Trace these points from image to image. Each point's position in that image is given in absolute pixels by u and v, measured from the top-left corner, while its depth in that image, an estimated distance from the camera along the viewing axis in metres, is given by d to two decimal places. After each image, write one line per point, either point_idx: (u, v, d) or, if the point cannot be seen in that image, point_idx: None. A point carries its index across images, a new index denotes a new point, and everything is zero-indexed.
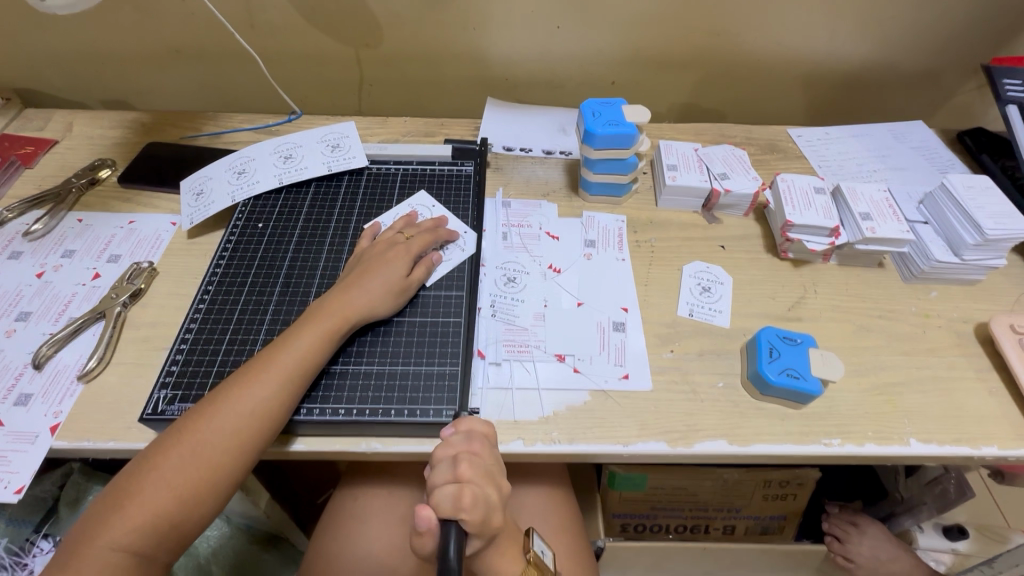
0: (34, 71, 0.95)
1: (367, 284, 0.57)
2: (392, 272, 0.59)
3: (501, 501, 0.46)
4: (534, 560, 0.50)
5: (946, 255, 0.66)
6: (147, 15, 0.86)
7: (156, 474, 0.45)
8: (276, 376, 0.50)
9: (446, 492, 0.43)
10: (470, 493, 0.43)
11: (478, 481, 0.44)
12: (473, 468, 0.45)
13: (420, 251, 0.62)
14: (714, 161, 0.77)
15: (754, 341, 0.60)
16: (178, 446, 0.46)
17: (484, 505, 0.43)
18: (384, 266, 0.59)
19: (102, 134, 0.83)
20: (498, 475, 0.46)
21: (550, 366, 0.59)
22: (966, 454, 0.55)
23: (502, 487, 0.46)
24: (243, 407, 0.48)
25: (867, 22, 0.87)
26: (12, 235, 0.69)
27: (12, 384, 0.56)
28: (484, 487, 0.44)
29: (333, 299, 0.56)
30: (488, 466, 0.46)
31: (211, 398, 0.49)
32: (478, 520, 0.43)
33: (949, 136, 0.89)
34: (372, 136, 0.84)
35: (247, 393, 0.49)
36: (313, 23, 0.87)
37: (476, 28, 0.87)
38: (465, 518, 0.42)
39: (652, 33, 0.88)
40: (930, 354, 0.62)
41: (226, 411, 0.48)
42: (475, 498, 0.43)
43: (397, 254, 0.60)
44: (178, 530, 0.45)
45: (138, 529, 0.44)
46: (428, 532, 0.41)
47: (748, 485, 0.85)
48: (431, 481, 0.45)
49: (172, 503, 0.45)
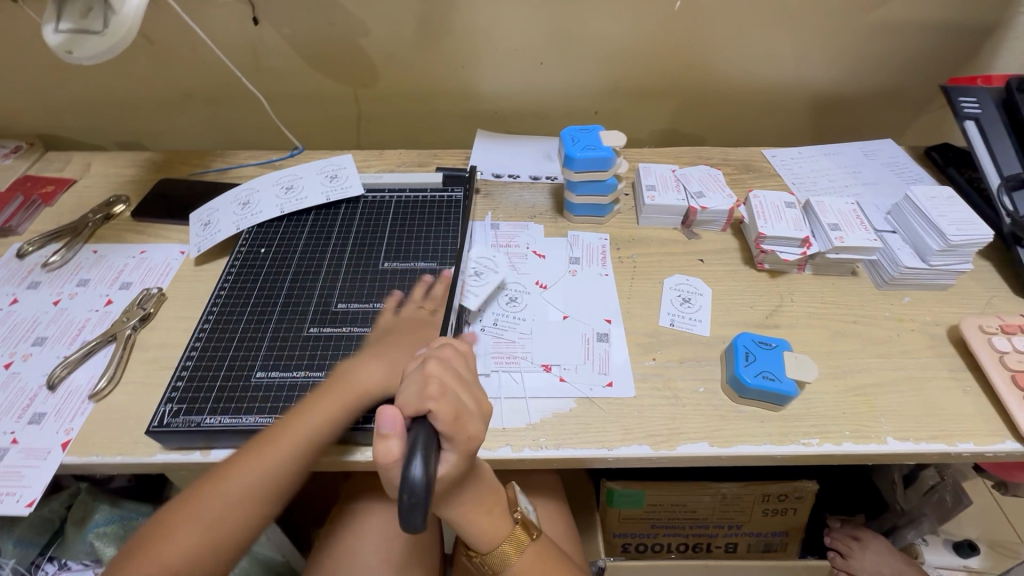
0: (58, 118, 1.02)
1: (392, 360, 0.58)
2: (413, 348, 0.59)
3: (477, 410, 0.40)
4: (521, 519, 0.52)
5: (914, 261, 0.69)
6: (161, 63, 0.94)
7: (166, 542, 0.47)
8: (281, 447, 0.51)
9: (412, 393, 0.38)
10: (436, 385, 0.39)
11: (448, 380, 0.40)
12: (442, 370, 0.41)
13: (447, 327, 0.62)
14: (691, 181, 0.81)
15: (732, 347, 0.62)
16: (182, 517, 0.48)
17: (454, 399, 0.39)
18: (410, 343, 0.60)
19: (117, 172, 0.89)
20: (474, 382, 0.42)
21: (537, 376, 0.62)
22: (942, 450, 0.56)
23: (478, 394, 0.41)
24: (246, 478, 0.50)
25: (831, 48, 0.93)
26: (32, 267, 0.73)
27: (27, 404, 0.59)
28: (455, 387, 0.40)
29: (340, 374, 0.56)
30: (460, 373, 0.42)
31: (228, 466, 0.51)
32: (448, 412, 0.38)
33: (917, 152, 0.94)
34: (369, 167, 0.90)
35: (255, 461, 0.51)
36: (314, 66, 0.94)
37: (466, 66, 0.94)
38: (432, 410, 0.37)
39: (629, 65, 0.94)
40: (904, 356, 0.64)
41: (234, 477, 0.50)
42: (445, 391, 0.39)
43: (411, 336, 0.61)
44: None
45: None
46: (393, 432, 0.36)
47: (747, 501, 0.87)
48: (399, 396, 0.40)
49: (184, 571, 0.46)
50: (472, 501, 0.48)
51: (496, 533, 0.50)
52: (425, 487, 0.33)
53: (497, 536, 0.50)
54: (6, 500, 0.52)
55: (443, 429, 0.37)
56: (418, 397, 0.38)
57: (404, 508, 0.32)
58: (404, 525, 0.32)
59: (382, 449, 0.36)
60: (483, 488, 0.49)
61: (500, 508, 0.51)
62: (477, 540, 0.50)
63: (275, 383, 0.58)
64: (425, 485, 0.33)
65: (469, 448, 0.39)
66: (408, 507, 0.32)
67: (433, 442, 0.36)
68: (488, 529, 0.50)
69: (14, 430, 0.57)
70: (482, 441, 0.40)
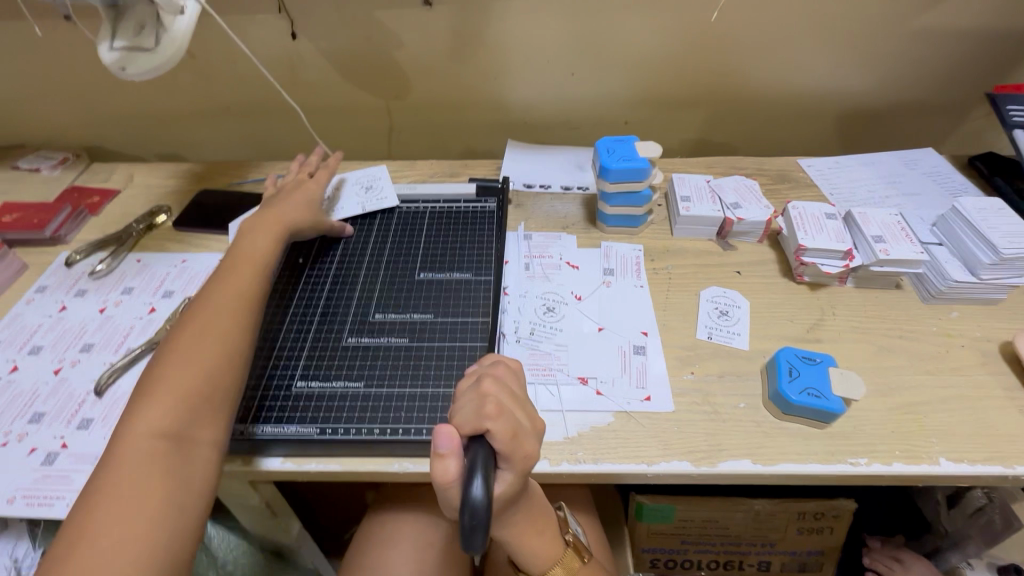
0: (102, 130, 1.06)
1: (263, 235, 0.67)
2: (301, 203, 0.73)
3: (531, 428, 0.40)
4: (573, 542, 0.52)
5: (962, 275, 0.67)
6: (201, 77, 0.96)
7: (135, 452, 0.45)
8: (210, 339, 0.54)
9: (469, 411, 0.38)
10: (493, 404, 0.38)
11: (504, 400, 0.39)
12: (497, 388, 0.40)
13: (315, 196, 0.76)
14: (726, 191, 0.80)
15: (773, 361, 0.61)
16: (152, 421, 0.47)
17: (510, 417, 0.38)
18: (291, 199, 0.73)
19: (159, 183, 0.91)
20: (527, 400, 0.41)
21: (573, 389, 0.61)
22: (999, 472, 0.54)
23: (532, 413, 0.40)
24: (198, 375, 0.51)
25: (869, 56, 0.91)
26: (79, 275, 0.76)
27: (76, 410, 0.60)
28: (510, 405, 0.39)
29: (234, 252, 0.64)
30: (515, 391, 0.41)
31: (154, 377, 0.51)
32: (506, 432, 0.37)
33: (960, 161, 0.91)
34: (401, 178, 0.90)
35: (191, 360, 0.52)
36: (348, 78, 0.95)
37: (498, 77, 0.94)
38: (490, 430, 0.37)
39: (661, 75, 0.94)
40: (955, 373, 0.62)
41: (164, 390, 0.49)
42: (502, 409, 0.38)
43: (265, 224, 0.68)
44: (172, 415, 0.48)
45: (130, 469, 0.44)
46: (451, 451, 0.35)
47: (781, 518, 0.85)
48: (455, 413, 0.39)
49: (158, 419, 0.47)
50: (523, 525, 0.47)
51: (550, 555, 0.49)
52: (487, 506, 0.33)
53: (550, 559, 0.50)
54: (56, 504, 0.53)
55: (501, 450, 0.37)
56: (476, 416, 0.38)
57: (466, 528, 0.32)
58: (465, 543, 0.32)
59: (440, 468, 0.35)
60: (535, 510, 0.48)
61: (551, 530, 0.50)
62: (530, 562, 0.50)
63: (316, 392, 0.59)
64: (487, 505, 0.33)
65: (525, 466, 0.39)
66: (470, 528, 0.32)
67: (491, 462, 0.36)
68: (542, 551, 0.49)
69: (64, 434, 0.58)
70: (538, 459, 0.39)
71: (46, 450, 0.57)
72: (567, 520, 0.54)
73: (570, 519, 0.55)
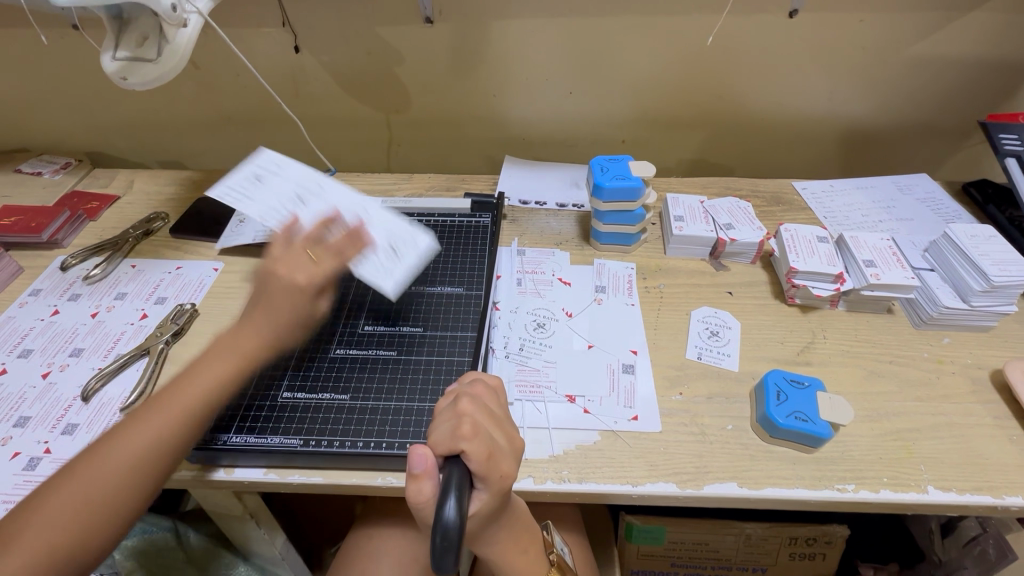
0: (106, 136, 1.07)
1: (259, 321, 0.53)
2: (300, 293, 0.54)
3: (509, 447, 0.40)
4: (557, 561, 0.51)
5: (953, 301, 0.67)
6: (205, 88, 0.98)
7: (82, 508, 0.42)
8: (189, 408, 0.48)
9: (445, 432, 0.38)
10: (469, 425, 0.38)
11: (480, 419, 0.39)
12: (474, 408, 0.40)
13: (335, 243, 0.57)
14: (719, 212, 0.80)
15: (762, 384, 0.61)
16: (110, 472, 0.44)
17: (487, 438, 0.38)
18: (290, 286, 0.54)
19: (158, 190, 0.92)
20: (505, 418, 0.41)
21: (561, 406, 0.61)
22: (988, 503, 0.54)
23: (510, 431, 0.40)
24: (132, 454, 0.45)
25: (863, 82, 0.93)
26: (73, 280, 0.76)
27: (61, 415, 0.60)
28: (487, 424, 0.39)
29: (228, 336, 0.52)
30: (492, 409, 0.41)
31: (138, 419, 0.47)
32: (483, 452, 0.37)
33: (954, 188, 0.91)
34: (398, 191, 0.91)
35: (161, 427, 0.47)
36: (350, 92, 0.97)
37: (497, 94, 0.95)
38: (466, 451, 0.37)
39: (657, 95, 0.95)
40: (944, 400, 0.62)
41: (120, 447, 0.45)
42: (478, 430, 0.38)
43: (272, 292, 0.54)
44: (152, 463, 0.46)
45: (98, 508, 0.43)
46: (425, 472, 0.36)
47: (772, 543, 0.84)
48: (431, 434, 0.39)
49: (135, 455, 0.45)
50: (507, 540, 0.46)
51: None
52: (458, 527, 0.32)
53: None
54: None
55: (477, 470, 0.37)
56: (451, 437, 0.37)
57: (437, 550, 0.31)
58: (437, 567, 0.32)
59: (413, 489, 0.35)
60: (518, 526, 0.47)
61: (534, 548, 0.49)
62: None
63: (301, 404, 0.58)
64: (459, 526, 0.32)
65: (503, 486, 0.38)
66: (441, 549, 0.31)
67: (467, 482, 0.35)
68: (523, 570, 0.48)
69: (47, 440, 0.58)
70: (516, 479, 0.39)
71: (28, 455, 0.57)
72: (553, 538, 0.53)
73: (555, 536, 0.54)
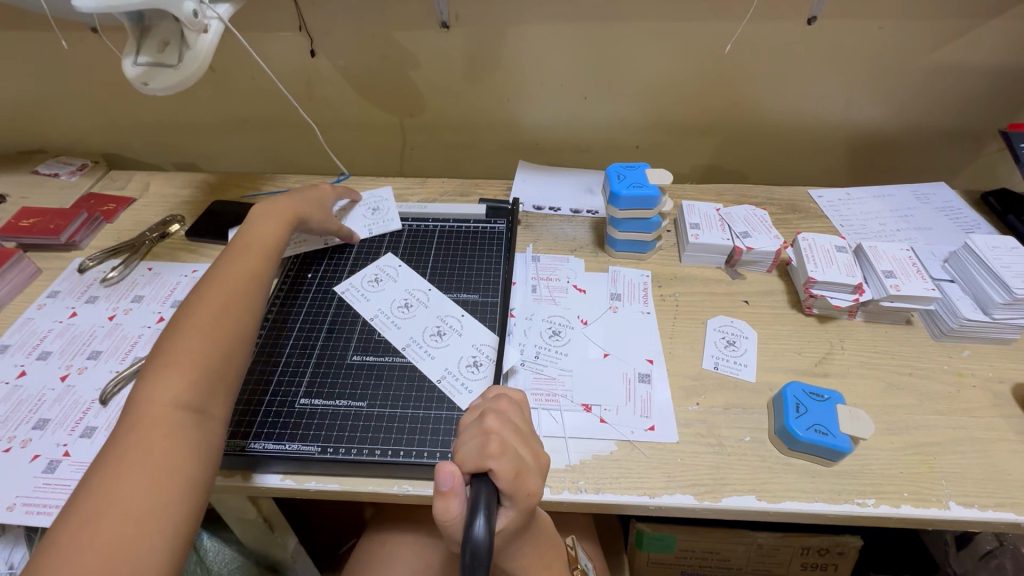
0: (122, 137, 1.08)
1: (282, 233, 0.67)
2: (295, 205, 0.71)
3: (535, 464, 0.40)
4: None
5: (975, 314, 0.66)
6: (220, 91, 0.98)
7: (154, 420, 0.44)
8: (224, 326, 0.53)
9: (472, 449, 0.38)
10: (497, 443, 0.38)
11: (507, 436, 0.39)
12: (501, 425, 0.40)
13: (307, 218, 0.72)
14: (735, 220, 0.80)
15: (780, 396, 0.60)
16: (164, 387, 0.46)
17: (515, 456, 0.38)
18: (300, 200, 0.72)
19: (174, 192, 0.93)
20: (531, 436, 0.41)
21: (577, 415, 0.61)
22: (1011, 520, 0.53)
23: (536, 448, 0.40)
24: (188, 352, 0.50)
25: (881, 90, 0.92)
26: (90, 282, 0.76)
27: (80, 417, 0.61)
28: (514, 441, 0.39)
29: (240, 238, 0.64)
30: (518, 425, 0.42)
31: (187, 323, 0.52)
32: (510, 471, 0.37)
33: (973, 197, 0.91)
34: (411, 195, 0.91)
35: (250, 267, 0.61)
36: (364, 96, 0.97)
37: (511, 99, 0.95)
38: (495, 468, 0.36)
39: (673, 101, 0.94)
40: (965, 414, 0.61)
41: (177, 348, 0.50)
42: (506, 448, 0.38)
43: (278, 213, 0.68)
44: (205, 364, 0.50)
45: (167, 389, 0.47)
46: (453, 490, 0.35)
47: (785, 553, 0.83)
48: (458, 452, 0.39)
49: (190, 354, 0.50)
50: (530, 557, 0.46)
51: None
52: (488, 546, 0.32)
53: None
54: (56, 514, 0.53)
55: (505, 488, 0.37)
56: (479, 455, 0.37)
57: (466, 569, 0.31)
58: None
59: (441, 506, 0.35)
60: (541, 542, 0.47)
61: (558, 565, 0.49)
62: None
63: (318, 410, 0.59)
64: (488, 545, 0.32)
65: (530, 504, 0.38)
66: (471, 567, 0.31)
67: (494, 500, 0.35)
68: None
69: (67, 442, 0.58)
70: (541, 497, 0.39)
71: (47, 459, 0.57)
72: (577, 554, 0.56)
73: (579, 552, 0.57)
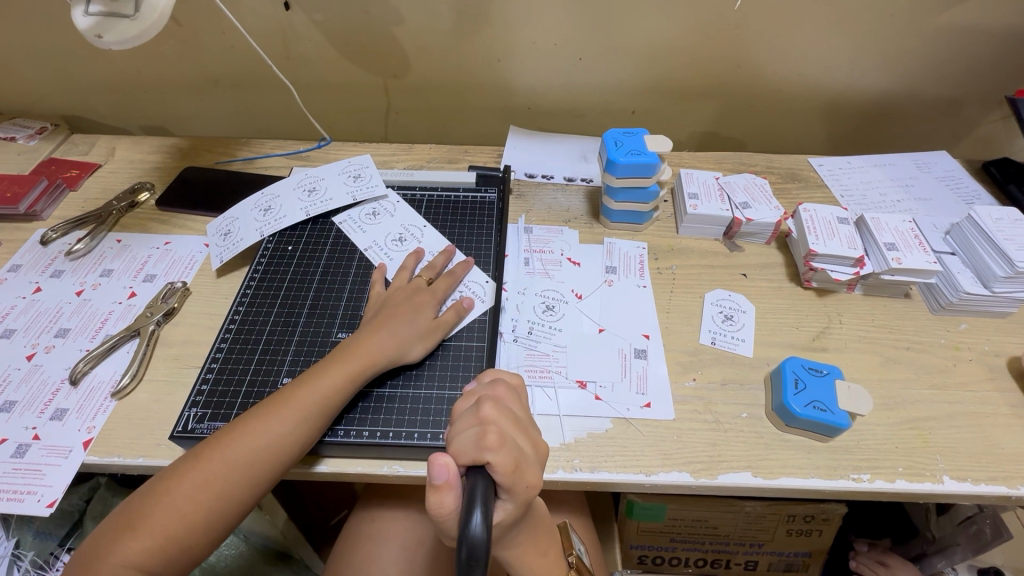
0: (84, 98, 1.00)
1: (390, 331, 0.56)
2: (421, 316, 0.59)
3: (532, 454, 0.38)
4: (574, 564, 0.51)
5: (975, 287, 0.65)
6: (188, 47, 0.91)
7: (159, 526, 0.45)
8: (229, 471, 0.47)
9: (468, 441, 0.36)
10: (495, 434, 0.36)
11: (504, 427, 0.38)
12: (498, 415, 0.38)
13: (444, 294, 0.62)
14: (735, 190, 0.77)
15: (778, 371, 0.59)
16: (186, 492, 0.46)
17: (513, 447, 0.36)
18: (413, 312, 0.58)
19: (142, 158, 0.87)
20: (529, 424, 0.40)
21: (571, 393, 0.59)
22: (1002, 493, 0.53)
23: (534, 438, 0.39)
24: (242, 454, 0.48)
25: (887, 54, 0.88)
26: (54, 255, 0.72)
27: (49, 399, 0.57)
28: (511, 432, 0.38)
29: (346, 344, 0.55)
30: (515, 414, 0.40)
31: (260, 409, 0.50)
32: (508, 464, 0.35)
33: (974, 166, 0.89)
34: (397, 162, 0.87)
35: (333, 384, 0.52)
36: (345, 55, 0.91)
37: (501, 59, 0.90)
38: (491, 461, 0.35)
39: (672, 64, 0.90)
40: (961, 388, 0.61)
41: (239, 441, 0.48)
42: (504, 439, 0.36)
43: (401, 305, 0.59)
44: (248, 469, 0.48)
45: (193, 489, 0.46)
46: (448, 483, 0.34)
47: (771, 520, 0.84)
48: (452, 444, 0.37)
49: (240, 455, 0.48)
50: (525, 543, 0.45)
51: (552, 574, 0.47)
52: (485, 543, 0.30)
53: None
54: (27, 500, 0.51)
55: (502, 482, 0.35)
56: (476, 447, 0.35)
57: (463, 566, 0.30)
58: None
59: (435, 501, 0.33)
60: (537, 528, 0.46)
61: (553, 550, 0.48)
62: None
63: None
64: (485, 541, 0.30)
65: (527, 496, 0.37)
66: (468, 564, 0.30)
67: (491, 493, 0.34)
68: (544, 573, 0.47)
69: (36, 425, 0.55)
70: (539, 489, 0.37)
71: (16, 443, 0.54)
72: (570, 539, 0.53)
73: (573, 536, 0.54)
